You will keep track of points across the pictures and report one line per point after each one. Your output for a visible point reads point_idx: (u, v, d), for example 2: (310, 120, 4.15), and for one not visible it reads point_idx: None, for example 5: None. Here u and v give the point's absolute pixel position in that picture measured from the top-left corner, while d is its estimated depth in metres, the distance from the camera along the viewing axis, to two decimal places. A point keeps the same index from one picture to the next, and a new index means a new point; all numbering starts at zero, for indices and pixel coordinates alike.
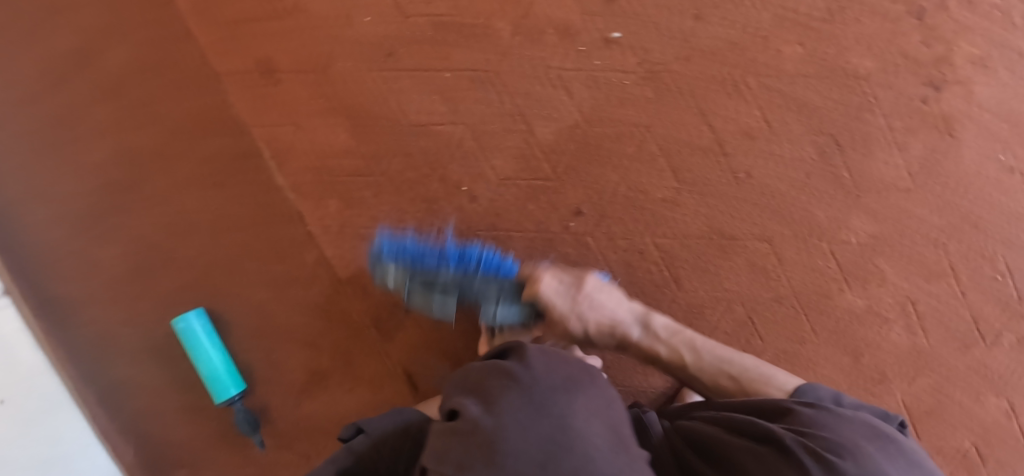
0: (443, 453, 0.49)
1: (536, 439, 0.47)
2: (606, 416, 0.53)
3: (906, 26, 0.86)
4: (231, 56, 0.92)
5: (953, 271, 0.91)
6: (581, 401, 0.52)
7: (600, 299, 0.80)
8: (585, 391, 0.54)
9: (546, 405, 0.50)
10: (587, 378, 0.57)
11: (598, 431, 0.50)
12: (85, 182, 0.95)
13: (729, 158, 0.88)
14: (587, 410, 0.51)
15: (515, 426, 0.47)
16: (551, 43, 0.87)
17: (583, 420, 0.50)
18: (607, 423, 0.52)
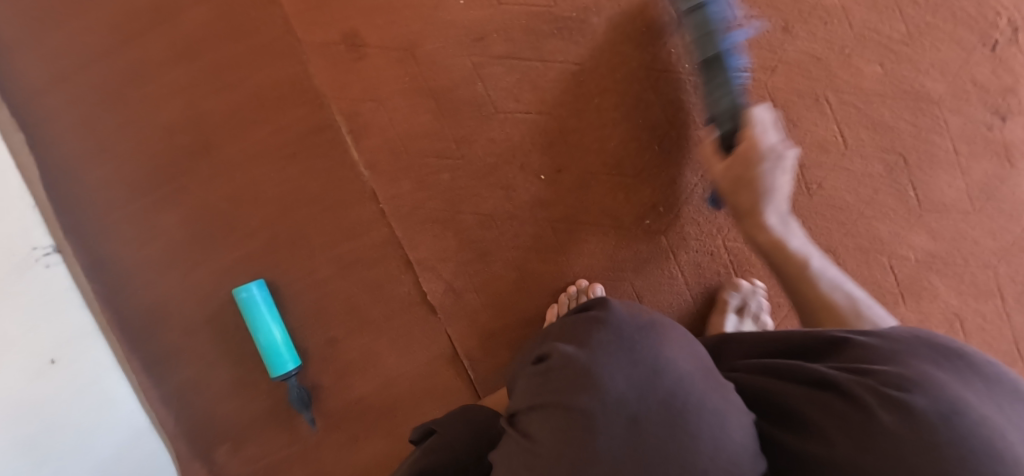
0: (540, 390, 0.56)
1: (628, 381, 0.52)
2: (691, 351, 0.56)
3: (979, 56, 0.90)
4: (315, 26, 0.91)
5: (1001, 292, 0.95)
6: (662, 342, 0.55)
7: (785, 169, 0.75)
8: (671, 332, 0.57)
9: (625, 344, 0.54)
10: (673, 326, 0.59)
11: (681, 366, 0.53)
12: (154, 143, 0.94)
13: (802, 169, 0.91)
14: (670, 348, 0.55)
15: (607, 360, 0.53)
16: (644, 42, 0.88)
17: (666, 354, 0.54)
18: (687, 356, 0.55)
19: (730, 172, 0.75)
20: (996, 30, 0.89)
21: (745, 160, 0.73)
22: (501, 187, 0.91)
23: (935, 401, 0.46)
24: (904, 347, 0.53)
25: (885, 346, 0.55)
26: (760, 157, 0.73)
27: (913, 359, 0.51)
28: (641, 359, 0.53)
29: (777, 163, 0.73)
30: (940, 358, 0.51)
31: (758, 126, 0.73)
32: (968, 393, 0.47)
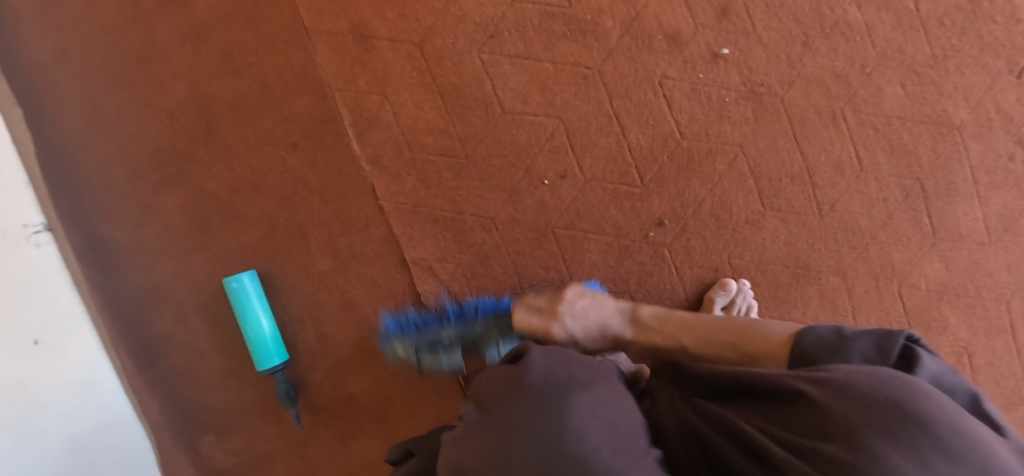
0: (459, 454, 0.53)
1: (534, 443, 0.50)
2: (611, 409, 0.55)
3: (1004, 82, 0.87)
4: (324, 15, 0.89)
5: (1011, 327, 0.93)
6: (585, 400, 0.54)
7: (585, 306, 0.83)
8: (593, 387, 0.56)
9: (555, 405, 0.53)
10: (599, 377, 0.58)
11: (599, 430, 0.52)
12: (155, 125, 0.92)
13: (816, 189, 0.88)
14: (590, 404, 0.54)
15: (516, 423, 0.52)
16: (660, 49, 0.86)
17: (581, 419, 0.52)
18: (607, 421, 0.53)
19: (541, 303, 0.85)
20: None
21: (550, 314, 0.83)
22: (506, 190, 0.89)
23: (904, 466, 0.42)
24: (886, 377, 0.48)
25: (868, 368, 0.50)
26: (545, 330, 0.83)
27: (889, 391, 0.47)
28: (563, 428, 0.51)
29: (569, 302, 0.83)
30: (902, 409, 0.45)
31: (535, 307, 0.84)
32: (921, 457, 0.43)
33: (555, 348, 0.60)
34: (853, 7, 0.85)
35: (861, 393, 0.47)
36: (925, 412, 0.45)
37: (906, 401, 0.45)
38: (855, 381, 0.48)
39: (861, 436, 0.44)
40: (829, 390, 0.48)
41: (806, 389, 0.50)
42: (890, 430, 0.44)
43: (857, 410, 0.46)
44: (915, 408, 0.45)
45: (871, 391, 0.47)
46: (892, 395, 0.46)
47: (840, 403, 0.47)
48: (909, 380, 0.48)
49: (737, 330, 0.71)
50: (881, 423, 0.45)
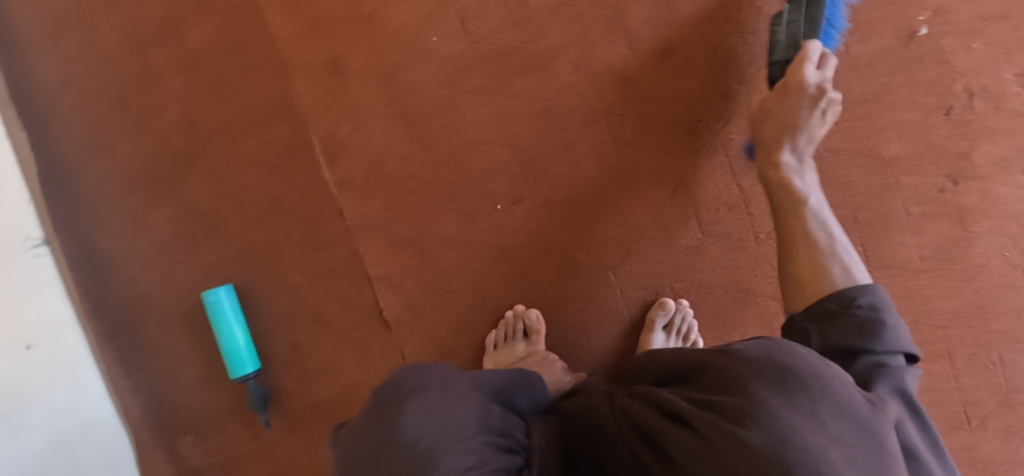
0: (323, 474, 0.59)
1: (366, 455, 0.54)
2: (444, 410, 0.57)
3: (934, 120, 0.92)
4: (303, 50, 0.97)
5: (949, 353, 0.96)
6: (424, 397, 0.57)
7: (817, 129, 0.79)
8: (429, 393, 0.58)
9: (393, 409, 0.56)
10: (442, 384, 0.60)
11: (425, 427, 0.55)
12: (146, 148, 1.00)
13: (753, 218, 0.93)
14: (425, 404, 0.57)
15: (359, 440, 0.56)
16: (608, 86, 0.93)
17: (410, 423, 0.55)
18: (438, 417, 0.56)
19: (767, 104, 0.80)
20: (952, 96, 0.92)
21: (778, 96, 0.79)
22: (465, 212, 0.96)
23: (780, 408, 0.45)
24: (780, 348, 0.51)
25: (766, 340, 0.53)
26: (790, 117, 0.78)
27: (777, 352, 0.50)
28: (392, 430, 0.55)
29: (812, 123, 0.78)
30: (788, 368, 0.48)
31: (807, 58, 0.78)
32: (795, 401, 0.46)
33: (411, 364, 0.62)
34: None
35: (753, 355, 0.50)
36: (805, 371, 0.48)
37: (788, 360, 0.49)
38: (749, 350, 0.51)
39: (749, 385, 0.48)
40: (728, 358, 0.51)
41: (714, 359, 0.53)
42: (775, 380, 0.47)
43: (751, 364, 0.49)
44: (795, 363, 0.49)
45: (758, 353, 0.50)
46: (780, 356, 0.50)
47: (735, 363, 0.50)
48: (795, 346, 0.52)
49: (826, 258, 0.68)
50: (770, 374, 0.48)
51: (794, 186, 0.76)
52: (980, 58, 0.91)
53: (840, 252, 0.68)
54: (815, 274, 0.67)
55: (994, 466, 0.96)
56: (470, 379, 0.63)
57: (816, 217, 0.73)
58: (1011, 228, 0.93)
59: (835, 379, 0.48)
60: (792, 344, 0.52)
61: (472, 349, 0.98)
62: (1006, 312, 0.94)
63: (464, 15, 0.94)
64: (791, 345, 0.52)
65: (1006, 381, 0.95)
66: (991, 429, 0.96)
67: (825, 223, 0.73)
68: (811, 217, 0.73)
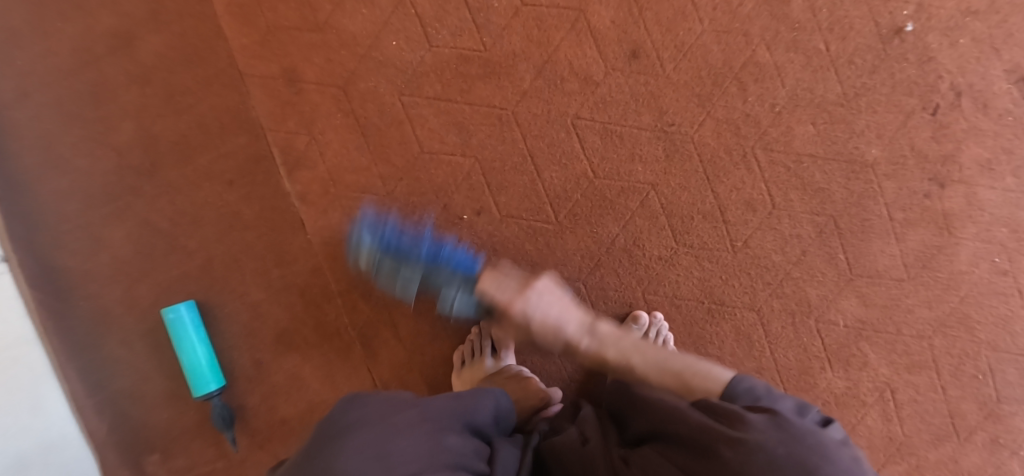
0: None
1: None
2: (382, 444, 0.52)
3: (918, 120, 0.87)
4: (259, 60, 0.94)
5: (935, 364, 0.92)
6: (366, 429, 0.53)
7: (547, 300, 0.83)
8: (365, 426, 0.53)
9: (330, 444, 0.52)
10: (382, 417, 0.55)
11: (362, 465, 0.50)
12: (102, 161, 0.97)
13: (728, 225, 0.89)
14: (368, 440, 0.52)
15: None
16: (571, 90, 0.89)
17: (341, 461, 0.50)
18: (377, 453, 0.51)
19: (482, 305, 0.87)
20: (937, 94, 0.87)
21: (501, 317, 0.85)
22: (451, 223, 0.93)
23: None
24: (803, 438, 0.47)
25: (785, 420, 0.49)
26: (522, 309, 0.82)
27: (805, 452, 0.46)
28: (324, 469, 0.50)
29: (530, 303, 0.82)
30: None
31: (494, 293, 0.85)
32: None
33: (356, 394, 0.58)
34: (761, 48, 0.87)
35: (784, 458, 0.46)
36: None
37: (816, 467, 0.45)
38: (772, 444, 0.46)
39: None
40: (751, 453, 0.46)
41: (726, 449, 0.47)
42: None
43: (780, 472, 0.45)
44: (831, 472, 0.45)
45: (788, 454, 0.46)
46: (812, 461, 0.45)
47: (765, 464, 0.45)
48: (818, 437, 0.48)
49: (678, 372, 0.68)
50: None
51: (603, 330, 0.80)
52: (966, 54, 0.86)
53: (694, 365, 0.67)
54: (708, 384, 0.63)
55: None
56: (417, 406, 0.58)
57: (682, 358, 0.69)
58: (997, 233, 0.89)
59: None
60: (814, 432, 0.48)
61: (438, 365, 0.96)
62: (992, 321, 0.91)
63: (423, 19, 0.91)
64: (816, 434, 0.48)
65: (995, 391, 0.92)
66: (979, 442, 0.93)
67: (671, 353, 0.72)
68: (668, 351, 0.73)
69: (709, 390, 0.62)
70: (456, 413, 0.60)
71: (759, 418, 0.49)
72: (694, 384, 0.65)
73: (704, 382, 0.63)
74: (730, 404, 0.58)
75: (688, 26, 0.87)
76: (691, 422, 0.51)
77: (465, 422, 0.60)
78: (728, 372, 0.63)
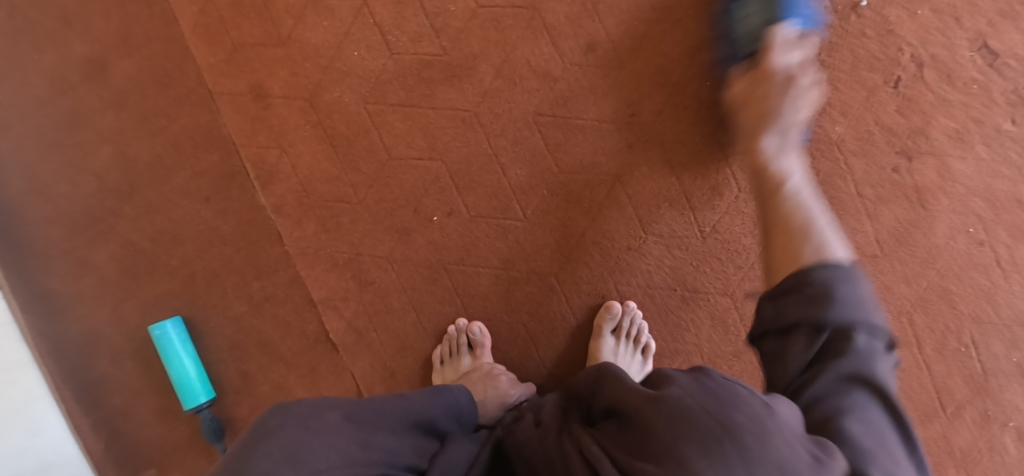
0: None
1: None
2: (301, 449, 0.53)
3: (882, 96, 0.87)
4: (228, 78, 0.97)
5: (916, 339, 0.91)
6: (292, 430, 0.54)
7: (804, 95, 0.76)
8: (286, 430, 0.54)
9: (252, 448, 0.52)
10: (309, 423, 0.55)
11: (279, 468, 0.51)
12: (84, 186, 1.00)
13: (695, 212, 0.89)
14: (288, 443, 0.53)
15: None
16: (531, 88, 0.90)
17: (260, 465, 0.51)
18: (293, 457, 0.52)
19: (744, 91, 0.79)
20: (900, 67, 0.86)
21: (762, 77, 0.77)
22: (424, 227, 0.94)
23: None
24: (719, 390, 0.45)
25: (707, 376, 0.47)
26: (767, 95, 0.76)
27: (719, 402, 0.43)
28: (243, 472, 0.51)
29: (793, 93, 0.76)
30: (719, 424, 0.42)
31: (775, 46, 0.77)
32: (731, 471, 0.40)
33: (287, 402, 0.58)
34: (717, 33, 0.87)
35: (690, 407, 0.43)
36: (740, 423, 0.42)
37: (723, 411, 0.42)
38: (686, 397, 0.44)
39: (680, 453, 0.41)
40: (661, 407, 0.44)
41: (642, 407, 0.46)
42: (711, 444, 0.41)
43: (684, 420, 0.43)
44: (736, 419, 0.42)
45: (697, 403, 0.43)
46: (720, 409, 0.43)
47: (670, 416, 0.43)
48: (736, 390, 0.45)
49: (795, 224, 0.60)
50: (702, 434, 0.41)
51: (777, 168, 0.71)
52: (927, 24, 0.86)
53: (817, 228, 0.58)
54: (789, 256, 0.56)
55: (974, 454, 0.92)
56: (347, 407, 0.59)
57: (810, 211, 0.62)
58: (972, 204, 0.88)
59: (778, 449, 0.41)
60: (734, 387, 0.45)
61: (418, 367, 0.97)
62: (974, 293, 0.89)
63: (382, 27, 0.92)
64: (733, 389, 0.45)
65: (980, 365, 0.91)
66: (968, 417, 0.92)
67: (804, 202, 0.65)
68: (788, 194, 0.67)
69: (796, 262, 0.55)
70: (394, 414, 0.62)
71: (683, 378, 0.48)
72: (801, 251, 0.55)
73: (807, 248, 0.55)
74: (814, 273, 0.51)
75: (643, 16, 0.88)
76: (624, 387, 0.50)
77: (406, 417, 0.63)
78: (843, 250, 0.55)
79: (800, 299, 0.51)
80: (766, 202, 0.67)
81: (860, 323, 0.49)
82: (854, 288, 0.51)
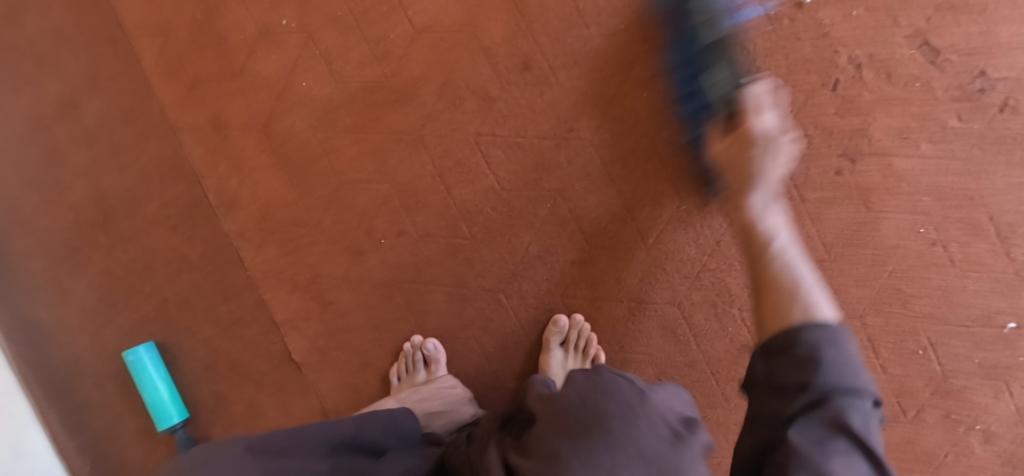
0: None
1: None
2: None
3: (819, 98, 0.86)
4: (189, 112, 1.01)
5: (871, 342, 0.90)
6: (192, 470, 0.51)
7: None
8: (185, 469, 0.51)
9: None
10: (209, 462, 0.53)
11: None
12: (62, 219, 1.05)
13: (638, 223, 0.90)
14: None
15: None
16: (471, 108, 0.92)
17: None
18: None
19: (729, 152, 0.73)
20: (837, 69, 0.86)
21: (743, 141, 0.71)
22: (377, 247, 0.97)
23: (569, 459, 0.49)
24: (606, 388, 0.55)
25: (600, 374, 0.57)
26: (749, 148, 0.71)
27: (598, 397, 0.54)
28: None
29: (770, 149, 0.71)
30: (593, 421, 0.52)
31: (752, 109, 0.73)
32: (591, 455, 0.50)
33: (195, 451, 0.55)
34: (651, 44, 0.88)
35: (573, 400, 0.54)
36: (611, 422, 0.51)
37: (601, 415, 0.52)
38: (575, 400, 0.54)
39: (556, 448, 0.51)
40: (552, 404, 0.55)
41: (537, 407, 0.57)
42: (581, 440, 0.50)
43: (563, 414, 0.53)
44: (608, 419, 0.52)
45: (581, 402, 0.54)
46: (598, 406, 0.53)
47: (554, 408, 0.54)
48: (616, 385, 0.55)
49: (783, 286, 0.57)
50: (573, 425, 0.52)
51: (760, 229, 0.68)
52: (862, 25, 0.85)
53: (805, 290, 0.56)
54: (778, 315, 0.54)
55: (937, 456, 0.91)
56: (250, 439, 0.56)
57: (779, 259, 0.63)
58: (920, 203, 0.86)
59: (641, 437, 0.51)
60: (621, 388, 0.55)
61: (378, 384, 0.99)
62: (929, 293, 0.88)
63: (329, 57, 0.95)
64: (619, 393, 0.54)
65: (940, 367, 0.89)
66: (930, 419, 0.90)
67: (786, 263, 0.62)
68: (777, 256, 0.63)
69: (785, 320, 0.53)
70: (314, 434, 0.60)
71: (576, 374, 0.59)
72: (789, 310, 0.54)
73: (794, 308, 0.54)
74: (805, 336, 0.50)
75: (576, 32, 0.89)
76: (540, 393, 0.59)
77: (328, 438, 0.60)
78: (831, 312, 0.53)
79: (789, 361, 0.50)
80: (754, 262, 0.65)
81: (850, 383, 0.48)
82: (841, 353, 0.49)
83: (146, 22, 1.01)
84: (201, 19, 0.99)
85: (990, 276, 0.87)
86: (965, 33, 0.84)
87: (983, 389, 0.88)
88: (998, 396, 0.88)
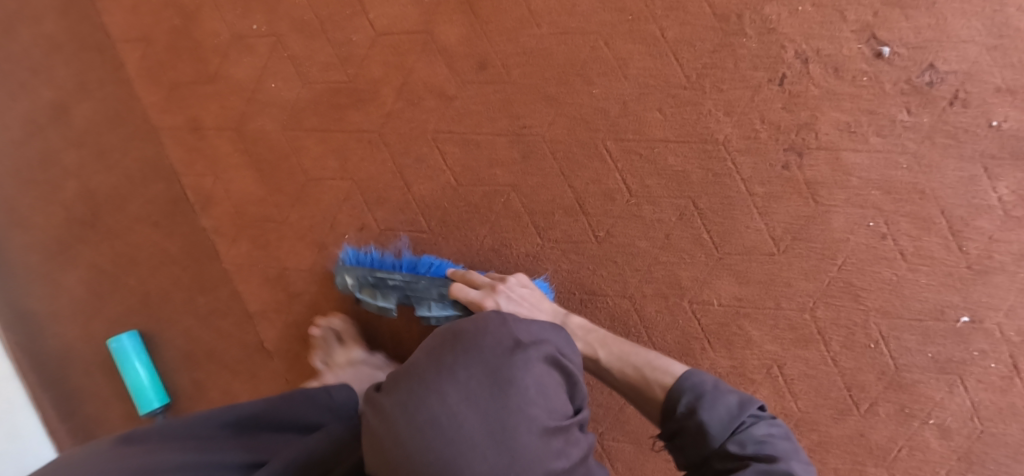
0: None
1: None
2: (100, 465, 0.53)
3: (767, 93, 0.87)
4: (169, 114, 1.07)
5: (823, 336, 0.90)
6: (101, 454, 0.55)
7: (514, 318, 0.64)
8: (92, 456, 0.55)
9: None
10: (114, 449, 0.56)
11: None
12: (54, 216, 1.11)
13: (590, 217, 0.92)
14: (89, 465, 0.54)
15: None
16: (428, 107, 0.95)
17: None
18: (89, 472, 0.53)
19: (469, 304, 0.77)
20: (784, 64, 0.87)
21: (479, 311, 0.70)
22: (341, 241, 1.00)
23: (423, 377, 0.57)
24: (477, 320, 0.62)
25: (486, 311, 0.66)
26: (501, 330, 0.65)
27: (470, 325, 0.62)
28: None
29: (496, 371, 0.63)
30: (452, 341, 0.60)
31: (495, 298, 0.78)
32: (442, 374, 0.57)
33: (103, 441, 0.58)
34: (600, 43, 0.90)
35: (451, 327, 0.63)
36: (467, 344, 0.60)
37: (464, 334, 0.61)
38: (452, 327, 0.63)
39: (417, 364, 0.59)
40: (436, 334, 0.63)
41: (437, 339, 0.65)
42: (438, 359, 0.59)
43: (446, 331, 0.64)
44: (468, 340, 0.60)
45: (453, 329, 0.62)
46: (461, 334, 0.61)
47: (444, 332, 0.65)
48: (490, 317, 0.64)
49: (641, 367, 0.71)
50: (439, 346, 0.60)
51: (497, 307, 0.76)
52: (809, 20, 0.86)
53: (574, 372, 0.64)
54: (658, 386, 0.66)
55: (892, 450, 0.91)
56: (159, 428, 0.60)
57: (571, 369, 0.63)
58: (869, 197, 0.87)
59: (485, 343, 0.59)
60: (491, 319, 0.63)
61: None
62: (880, 287, 0.88)
63: (296, 60, 1.00)
64: (486, 323, 0.62)
65: (893, 361, 0.89)
66: (884, 413, 0.90)
67: (572, 375, 0.62)
68: (573, 367, 0.64)
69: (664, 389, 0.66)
70: (223, 417, 0.63)
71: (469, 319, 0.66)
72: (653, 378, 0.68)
73: (654, 375, 0.68)
74: (688, 403, 0.61)
75: (528, 32, 0.92)
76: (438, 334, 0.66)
77: (239, 417, 0.64)
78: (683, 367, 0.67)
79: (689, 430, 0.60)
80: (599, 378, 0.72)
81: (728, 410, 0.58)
82: (718, 406, 0.59)
83: (130, 29, 1.07)
84: (179, 26, 1.05)
85: (941, 269, 0.86)
86: (913, 26, 0.84)
87: (937, 383, 0.88)
88: (952, 391, 0.88)
